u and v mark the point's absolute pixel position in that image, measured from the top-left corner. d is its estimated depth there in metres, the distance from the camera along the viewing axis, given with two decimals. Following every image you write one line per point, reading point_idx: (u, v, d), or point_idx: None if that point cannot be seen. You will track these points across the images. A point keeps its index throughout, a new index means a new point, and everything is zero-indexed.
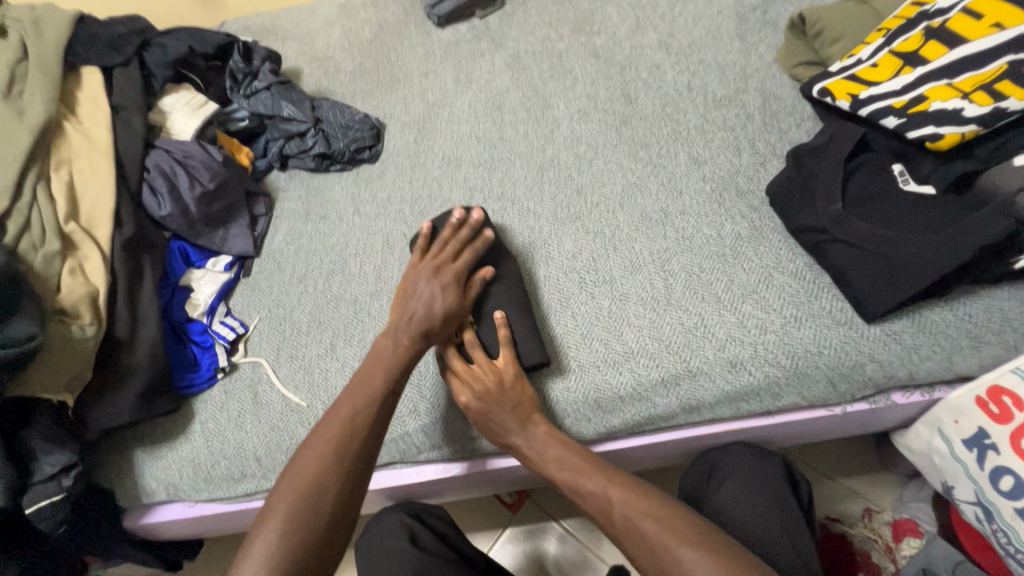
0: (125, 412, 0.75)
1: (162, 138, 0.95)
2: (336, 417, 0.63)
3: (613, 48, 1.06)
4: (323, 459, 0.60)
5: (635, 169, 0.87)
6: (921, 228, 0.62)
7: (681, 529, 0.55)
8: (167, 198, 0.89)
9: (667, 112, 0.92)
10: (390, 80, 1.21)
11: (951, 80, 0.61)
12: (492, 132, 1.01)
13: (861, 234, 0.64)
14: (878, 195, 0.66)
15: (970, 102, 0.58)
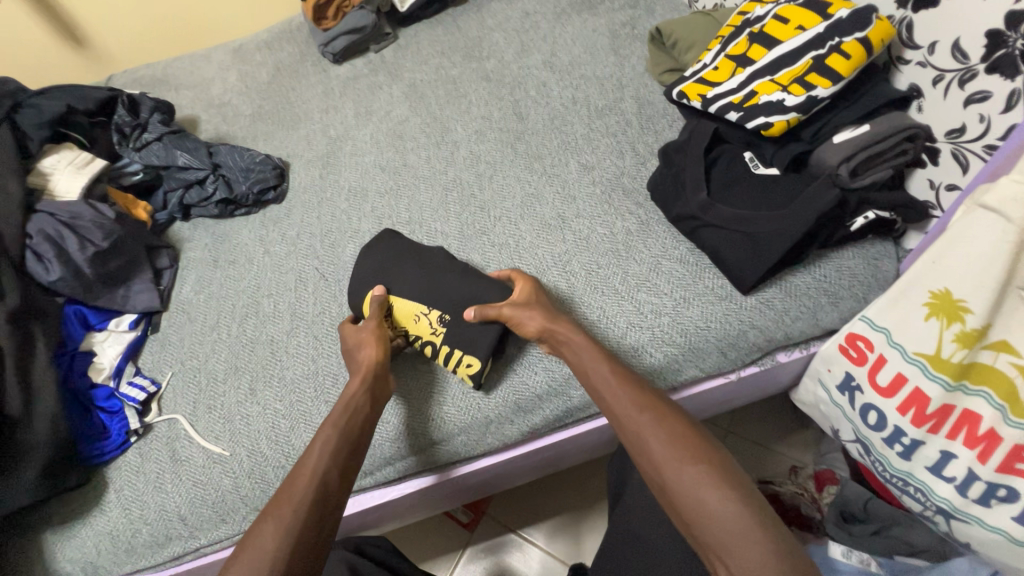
0: (25, 493, 0.71)
1: (44, 201, 0.90)
2: (307, 462, 0.62)
3: (503, 70, 1.13)
4: (273, 518, 0.57)
5: (532, 180, 0.93)
6: (774, 205, 0.70)
7: (703, 447, 0.57)
8: (55, 262, 0.85)
9: (556, 125, 0.99)
10: (291, 119, 1.22)
11: (773, 76, 0.70)
12: (396, 160, 1.04)
13: (725, 216, 0.71)
14: (736, 180, 0.74)
15: (789, 93, 0.68)
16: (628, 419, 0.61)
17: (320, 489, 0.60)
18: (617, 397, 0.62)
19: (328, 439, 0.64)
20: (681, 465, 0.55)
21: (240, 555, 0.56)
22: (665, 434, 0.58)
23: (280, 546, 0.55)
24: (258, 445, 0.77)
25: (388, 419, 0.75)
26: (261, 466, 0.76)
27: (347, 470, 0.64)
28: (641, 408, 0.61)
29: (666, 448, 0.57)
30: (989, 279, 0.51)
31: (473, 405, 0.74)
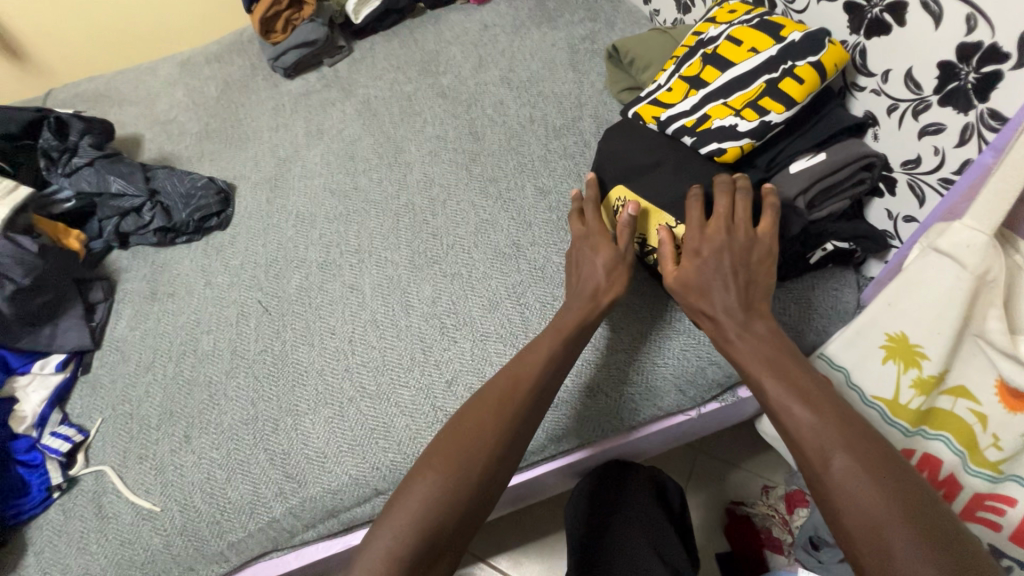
0: None
1: None
2: (443, 446, 0.57)
3: (459, 87, 1.09)
4: (431, 476, 0.55)
5: (487, 205, 0.89)
6: None
7: (925, 519, 0.45)
8: None
9: (512, 145, 0.95)
10: (238, 138, 1.16)
11: (726, 99, 0.67)
12: (346, 183, 0.99)
13: None
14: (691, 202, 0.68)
15: (741, 118, 0.65)
16: (818, 458, 0.50)
17: (469, 463, 0.56)
18: (805, 431, 0.51)
19: (512, 402, 0.60)
20: (888, 536, 0.45)
21: (393, 506, 0.55)
22: (866, 491, 0.47)
23: (430, 511, 0.53)
24: (192, 498, 0.72)
25: (331, 469, 0.70)
26: (194, 522, 0.71)
27: (506, 440, 0.58)
28: (839, 447, 0.50)
29: (872, 508, 0.46)
30: (945, 325, 0.51)
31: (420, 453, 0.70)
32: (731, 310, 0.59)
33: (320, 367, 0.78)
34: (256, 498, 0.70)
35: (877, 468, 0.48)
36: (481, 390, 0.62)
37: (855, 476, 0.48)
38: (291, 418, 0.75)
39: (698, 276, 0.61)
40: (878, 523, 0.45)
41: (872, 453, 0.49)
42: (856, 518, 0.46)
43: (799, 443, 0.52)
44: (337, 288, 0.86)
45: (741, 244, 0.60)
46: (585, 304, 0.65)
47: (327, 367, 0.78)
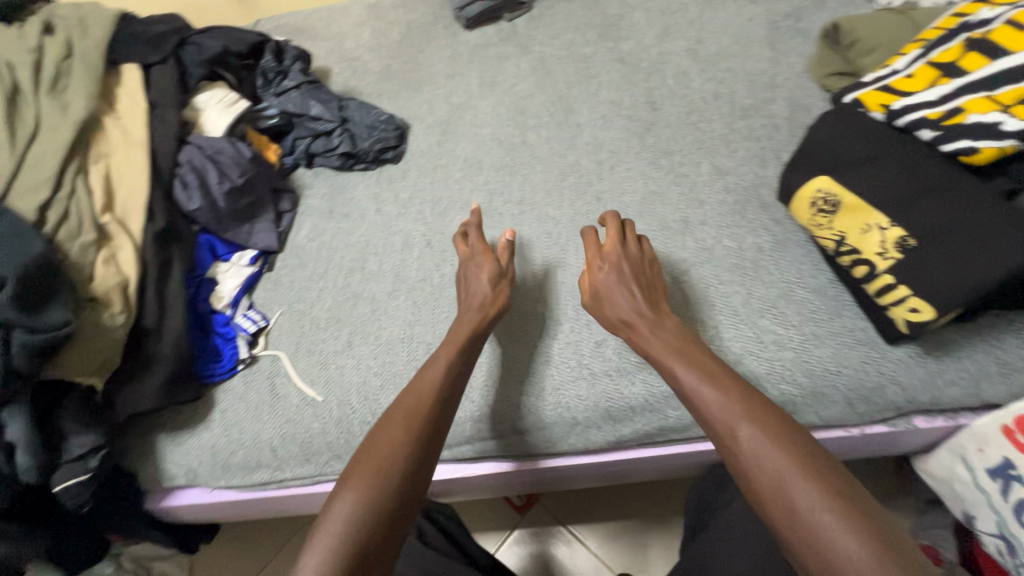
0: (150, 398, 0.78)
1: (195, 133, 0.97)
2: (367, 461, 0.59)
3: (640, 54, 1.05)
4: (351, 496, 0.56)
5: (657, 177, 0.86)
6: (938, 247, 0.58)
7: (814, 462, 0.52)
8: (197, 192, 0.91)
9: (692, 120, 0.91)
10: (415, 81, 1.22)
11: (990, 92, 0.59)
12: (515, 136, 1.01)
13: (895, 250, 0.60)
14: (918, 194, 0.60)
15: (1009, 116, 0.56)
16: (729, 437, 0.56)
17: (388, 477, 0.57)
18: (715, 414, 0.57)
19: (432, 394, 0.65)
20: (792, 494, 0.50)
21: (318, 532, 0.54)
22: (769, 456, 0.53)
23: (352, 529, 0.53)
24: (349, 397, 0.80)
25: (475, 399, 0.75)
26: (349, 417, 0.79)
27: (427, 447, 0.61)
28: (741, 421, 0.56)
29: (776, 470, 0.52)
30: None
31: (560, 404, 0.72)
32: (642, 316, 0.67)
33: None
34: None
35: (776, 433, 0.54)
36: (393, 407, 0.64)
37: (794, 479, 0.51)
38: (442, 346, 0.80)
39: (603, 286, 0.71)
40: (784, 485, 0.51)
41: (759, 422, 0.55)
42: (768, 486, 0.52)
43: (737, 453, 0.55)
44: (497, 235, 0.89)
45: (636, 259, 0.73)
46: (474, 314, 0.73)
47: None
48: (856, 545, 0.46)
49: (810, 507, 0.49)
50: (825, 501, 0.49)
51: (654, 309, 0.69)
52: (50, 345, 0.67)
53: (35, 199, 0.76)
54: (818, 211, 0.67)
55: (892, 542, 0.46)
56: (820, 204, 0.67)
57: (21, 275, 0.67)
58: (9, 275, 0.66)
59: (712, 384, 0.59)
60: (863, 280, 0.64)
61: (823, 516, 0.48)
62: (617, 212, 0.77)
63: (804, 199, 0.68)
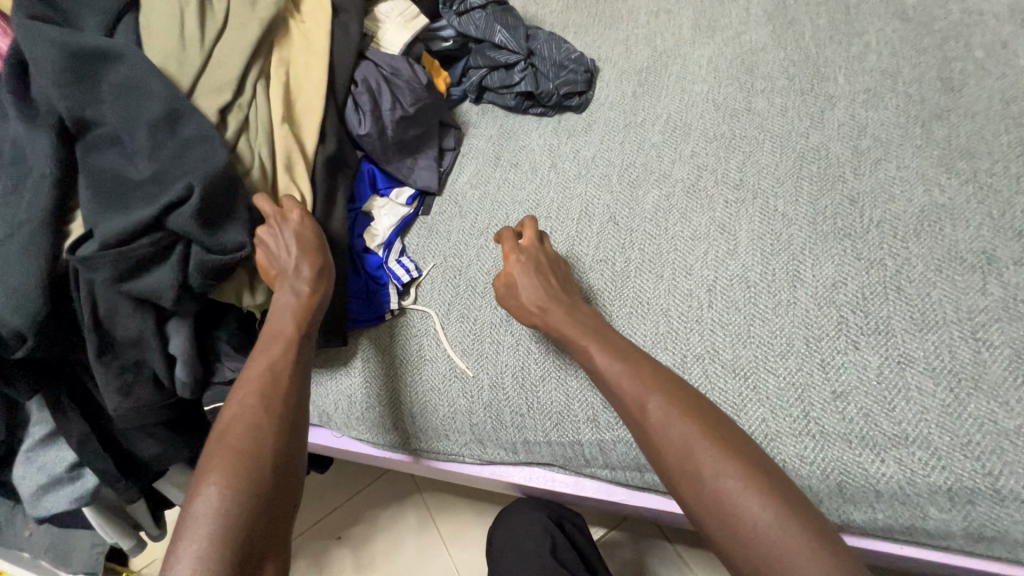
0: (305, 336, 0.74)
1: (372, 48, 0.87)
2: (228, 438, 0.52)
3: (933, 9, 0.79)
4: (220, 478, 0.48)
5: (947, 185, 0.64)
6: None
7: (718, 428, 0.51)
8: (369, 117, 0.81)
9: (1012, 112, 0.66)
10: (610, 14, 1.03)
11: None
12: (737, 100, 0.81)
13: None
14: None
15: None
16: (640, 412, 0.53)
17: (259, 450, 0.51)
18: (622, 384, 0.55)
19: (280, 368, 0.59)
20: (701, 464, 0.48)
21: (184, 529, 0.46)
22: (677, 429, 0.50)
23: (229, 512, 0.47)
24: (503, 379, 0.70)
25: None
26: (499, 403, 0.70)
27: (287, 423, 0.55)
28: (650, 391, 0.53)
29: (683, 444, 0.50)
30: None
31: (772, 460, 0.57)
32: (554, 298, 0.64)
33: (665, 306, 0.68)
34: (565, 412, 0.66)
35: (673, 401, 0.52)
36: (233, 392, 0.56)
37: (696, 453, 0.49)
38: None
39: (529, 293, 0.66)
40: (694, 456, 0.49)
41: (666, 395, 0.53)
42: (675, 459, 0.50)
43: (650, 435, 0.52)
44: (702, 223, 0.72)
45: (545, 260, 0.69)
46: (311, 283, 0.66)
47: (674, 309, 0.67)
48: (761, 506, 0.45)
49: (714, 476, 0.48)
50: (727, 466, 0.48)
51: (550, 295, 0.65)
52: (222, 267, 0.65)
53: (218, 103, 0.71)
54: None
55: (790, 500, 0.46)
56: None
57: (204, 186, 0.63)
58: (194, 185, 0.63)
59: (618, 356, 0.57)
60: None
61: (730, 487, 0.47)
62: (530, 217, 0.73)
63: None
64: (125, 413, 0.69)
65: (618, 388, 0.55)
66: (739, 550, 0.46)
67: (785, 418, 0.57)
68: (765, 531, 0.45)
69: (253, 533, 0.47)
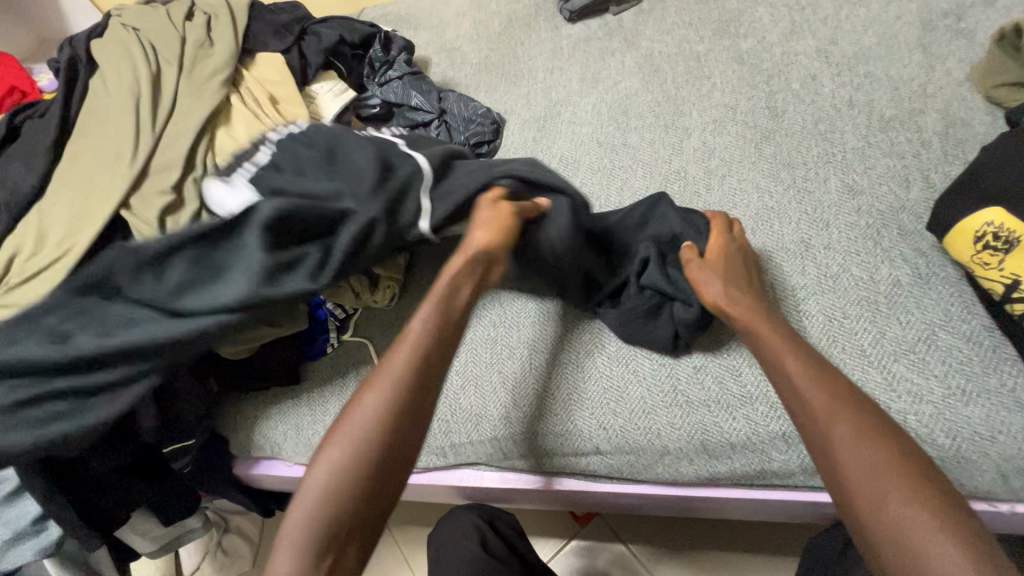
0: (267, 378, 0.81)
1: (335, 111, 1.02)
2: (344, 428, 0.56)
3: (761, 53, 0.96)
4: (329, 466, 0.54)
5: (775, 191, 0.78)
6: None
7: (914, 461, 0.48)
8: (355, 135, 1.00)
9: (819, 130, 0.82)
10: (513, 74, 1.19)
11: None
12: (615, 137, 0.96)
13: None
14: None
15: None
16: (821, 424, 0.51)
17: (356, 445, 0.54)
18: (809, 394, 0.53)
19: (416, 349, 0.60)
20: (886, 490, 0.47)
21: (291, 510, 0.53)
22: (867, 450, 0.49)
23: (322, 499, 0.53)
24: None
25: (558, 412, 0.71)
26: None
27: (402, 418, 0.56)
28: (841, 409, 0.51)
29: (874, 469, 0.48)
30: None
31: (651, 430, 0.66)
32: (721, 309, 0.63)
33: (560, 313, 0.79)
34: (483, 413, 0.75)
35: (867, 422, 0.50)
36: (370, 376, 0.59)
37: (888, 481, 0.47)
38: (508, 333, 0.80)
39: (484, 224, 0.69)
40: (879, 480, 0.47)
41: (859, 413, 0.51)
42: (863, 484, 0.47)
43: (833, 451, 0.50)
44: None
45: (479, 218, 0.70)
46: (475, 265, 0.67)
47: (567, 315, 0.78)
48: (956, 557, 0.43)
49: (897, 505, 0.46)
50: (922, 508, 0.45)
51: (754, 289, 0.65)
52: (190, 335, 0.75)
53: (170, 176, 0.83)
54: (992, 252, 0.56)
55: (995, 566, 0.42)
56: (992, 244, 0.56)
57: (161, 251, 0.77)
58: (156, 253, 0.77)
59: (814, 371, 0.54)
60: None
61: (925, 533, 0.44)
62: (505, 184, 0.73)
63: (967, 231, 0.57)
64: (92, 455, 0.73)
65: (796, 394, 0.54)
66: None
67: (660, 392, 0.68)
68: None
69: (343, 518, 0.52)
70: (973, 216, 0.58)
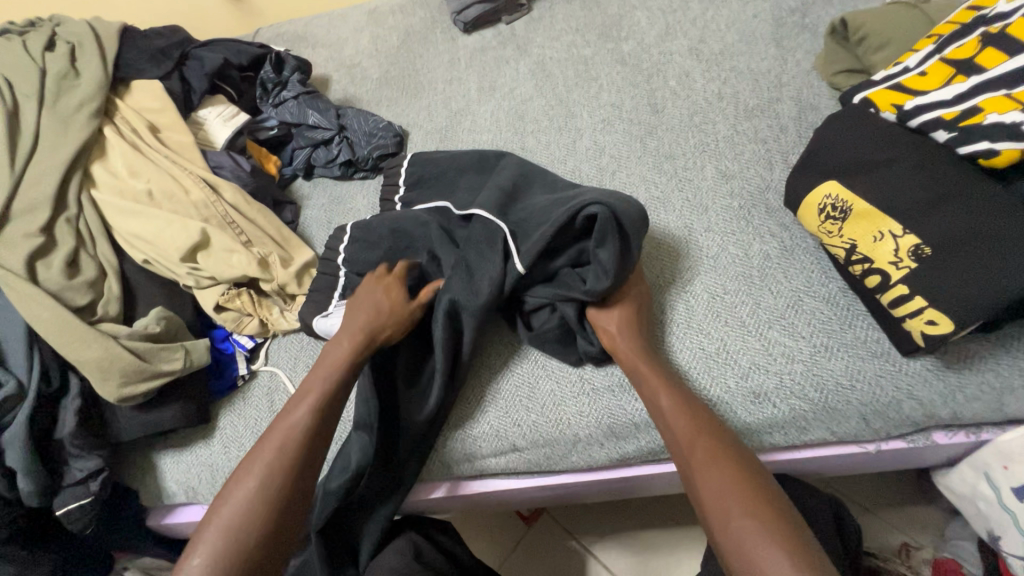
0: (168, 419, 0.76)
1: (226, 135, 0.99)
2: (253, 500, 0.58)
3: (641, 54, 1.02)
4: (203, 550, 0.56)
5: (660, 182, 0.84)
6: (948, 259, 0.54)
7: (761, 485, 0.52)
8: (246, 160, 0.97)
9: (695, 122, 0.88)
10: (413, 87, 1.20)
11: (943, 55, 0.64)
12: (513, 142, 0.99)
13: (923, 240, 0.56)
14: (942, 197, 0.56)
15: (952, 84, 0.61)
16: (686, 448, 0.57)
17: (244, 524, 0.57)
18: (674, 421, 0.59)
19: (300, 433, 0.63)
20: (729, 504, 0.51)
21: None
22: (718, 470, 0.53)
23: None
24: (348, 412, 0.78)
25: (474, 415, 0.72)
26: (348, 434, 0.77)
27: (276, 489, 0.59)
28: (701, 433, 0.57)
29: (720, 486, 0.52)
30: None
31: (562, 420, 0.69)
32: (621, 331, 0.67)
33: None
34: None
35: (720, 446, 0.55)
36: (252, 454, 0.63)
37: (731, 495, 0.51)
38: None
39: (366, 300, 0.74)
40: (723, 496, 0.52)
41: (718, 439, 0.56)
42: (713, 501, 0.52)
43: (694, 470, 0.55)
44: None
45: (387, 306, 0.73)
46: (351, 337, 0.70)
47: None
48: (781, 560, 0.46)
49: (738, 526, 0.49)
50: (755, 520, 0.49)
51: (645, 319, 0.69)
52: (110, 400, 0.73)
53: (38, 218, 0.78)
54: (832, 223, 0.63)
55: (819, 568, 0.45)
56: (831, 214, 0.63)
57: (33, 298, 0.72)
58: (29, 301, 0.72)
59: (682, 397, 0.60)
60: (876, 290, 0.60)
61: (757, 541, 0.48)
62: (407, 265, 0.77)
63: (812, 205, 0.65)
64: None
65: (666, 421, 0.59)
66: None
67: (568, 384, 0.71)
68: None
69: None
70: (817, 189, 0.65)
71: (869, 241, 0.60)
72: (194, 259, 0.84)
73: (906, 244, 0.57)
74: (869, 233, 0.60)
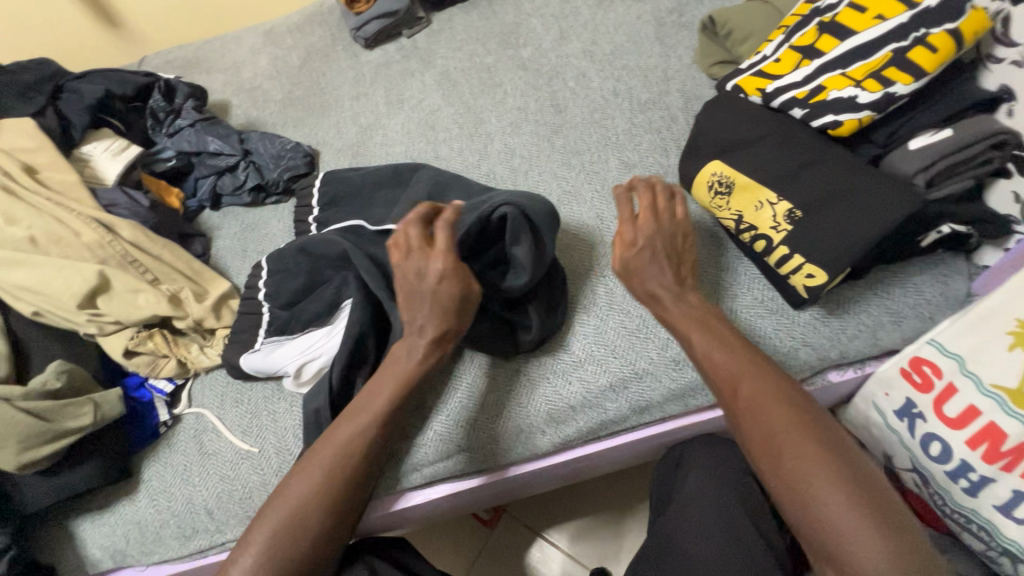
0: (82, 481, 0.70)
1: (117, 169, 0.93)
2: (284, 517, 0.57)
3: (540, 59, 1.07)
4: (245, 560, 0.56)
5: (570, 177, 0.88)
6: (816, 219, 0.62)
7: (820, 429, 0.53)
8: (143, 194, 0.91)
9: (596, 119, 0.94)
10: (320, 105, 1.18)
11: (790, 42, 0.72)
12: (427, 152, 1.01)
13: (796, 205, 0.63)
14: (803, 167, 0.64)
15: (800, 67, 0.69)
16: (731, 394, 0.57)
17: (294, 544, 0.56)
18: (721, 368, 0.58)
19: (349, 451, 0.60)
20: (783, 446, 0.52)
21: None
22: (775, 414, 0.54)
23: None
24: (286, 442, 0.76)
25: (416, 424, 0.72)
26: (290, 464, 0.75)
27: (325, 506, 0.58)
28: (746, 379, 0.57)
29: (773, 430, 0.53)
30: None
31: (503, 414, 0.71)
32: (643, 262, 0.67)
33: None
34: None
35: (772, 390, 0.55)
36: (295, 471, 0.60)
37: (789, 434, 0.52)
38: None
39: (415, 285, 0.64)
40: (780, 440, 0.52)
41: (768, 384, 0.56)
42: (765, 444, 0.53)
43: (743, 414, 0.56)
44: None
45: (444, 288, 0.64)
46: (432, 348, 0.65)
47: None
48: (838, 499, 0.48)
49: (800, 468, 0.51)
50: (817, 459, 0.50)
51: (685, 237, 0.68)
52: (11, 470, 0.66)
53: None
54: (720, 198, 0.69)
55: (877, 501, 0.48)
56: (717, 190, 0.69)
57: None
58: None
59: (721, 346, 0.59)
60: (763, 254, 0.67)
61: (820, 480, 0.49)
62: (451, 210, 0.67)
63: (702, 183, 0.71)
64: None
65: (711, 369, 0.59)
66: (807, 528, 0.50)
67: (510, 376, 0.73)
68: (833, 517, 0.48)
69: None
70: (705, 168, 0.71)
71: (752, 211, 0.67)
72: (93, 305, 0.78)
73: (781, 211, 0.64)
74: (750, 204, 0.67)
